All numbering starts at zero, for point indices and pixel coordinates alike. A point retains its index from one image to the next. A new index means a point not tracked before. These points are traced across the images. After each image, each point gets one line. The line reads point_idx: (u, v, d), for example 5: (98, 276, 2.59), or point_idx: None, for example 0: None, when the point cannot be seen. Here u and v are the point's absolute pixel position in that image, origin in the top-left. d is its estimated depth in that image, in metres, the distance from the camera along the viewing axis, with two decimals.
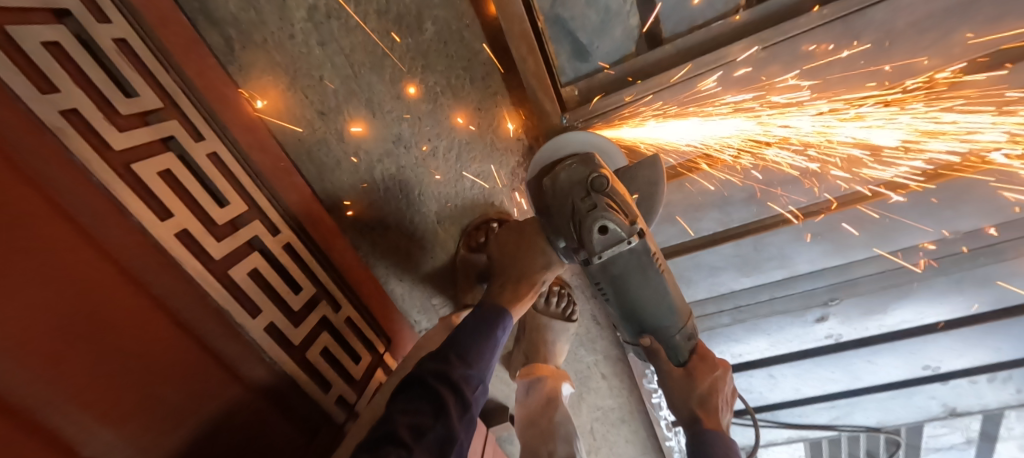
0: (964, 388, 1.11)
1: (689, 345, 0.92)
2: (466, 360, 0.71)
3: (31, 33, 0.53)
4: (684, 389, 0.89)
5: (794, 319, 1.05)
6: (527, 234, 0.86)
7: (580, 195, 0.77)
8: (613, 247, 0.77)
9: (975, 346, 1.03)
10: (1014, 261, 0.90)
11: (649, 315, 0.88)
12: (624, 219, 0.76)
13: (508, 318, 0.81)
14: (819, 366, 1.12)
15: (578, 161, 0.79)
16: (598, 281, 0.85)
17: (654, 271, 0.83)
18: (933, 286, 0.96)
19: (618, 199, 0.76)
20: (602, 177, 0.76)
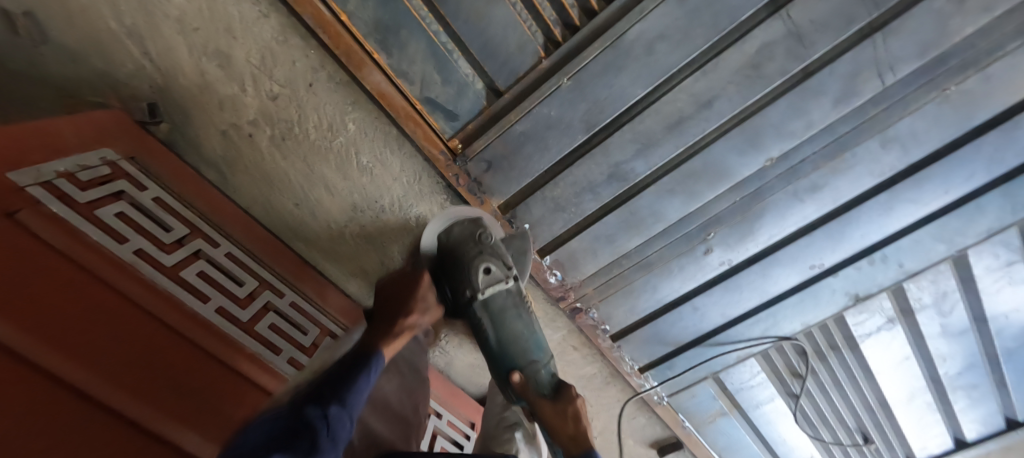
0: (855, 275, 1.29)
1: (554, 382, 1.08)
2: (338, 399, 0.67)
3: (106, 211, 0.88)
4: (556, 416, 1.01)
5: (688, 257, 1.26)
6: (416, 277, 0.96)
7: (471, 245, 1.05)
8: (493, 285, 1.03)
9: (839, 238, 1.24)
10: (826, 167, 1.13)
11: (522, 349, 1.06)
12: (502, 263, 1.05)
13: (380, 359, 0.78)
14: (729, 289, 1.31)
15: (469, 220, 1.11)
16: (481, 319, 1.04)
17: (522, 313, 1.08)
18: (778, 201, 1.18)
19: (499, 249, 1.07)
20: (487, 232, 1.08)
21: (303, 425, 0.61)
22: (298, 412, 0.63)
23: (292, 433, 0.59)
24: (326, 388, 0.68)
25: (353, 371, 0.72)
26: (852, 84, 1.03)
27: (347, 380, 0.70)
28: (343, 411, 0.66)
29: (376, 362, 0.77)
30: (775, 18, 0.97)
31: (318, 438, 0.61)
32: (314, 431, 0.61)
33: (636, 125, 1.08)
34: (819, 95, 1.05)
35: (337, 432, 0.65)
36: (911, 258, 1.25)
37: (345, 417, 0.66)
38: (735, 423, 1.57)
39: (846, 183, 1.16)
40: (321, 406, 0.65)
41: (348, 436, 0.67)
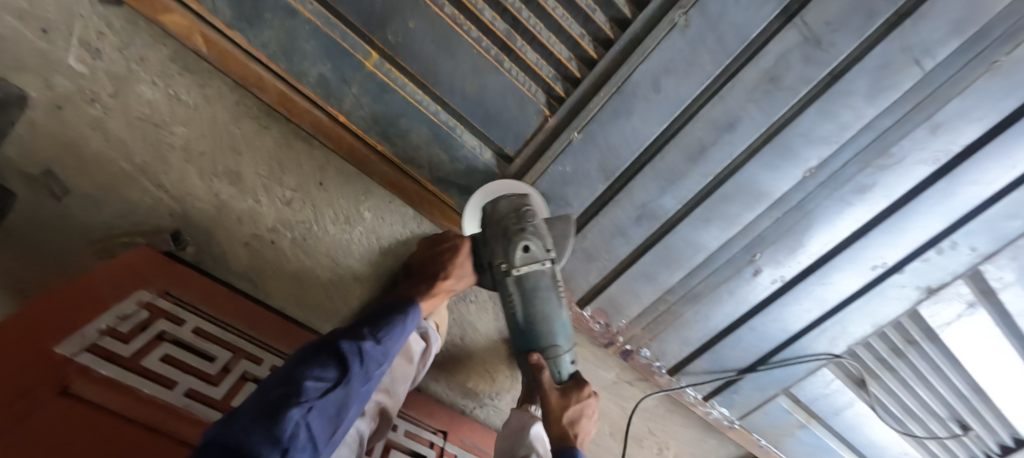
0: (924, 268, 1.19)
1: (569, 365, 1.12)
2: (375, 336, 0.83)
3: (151, 357, 0.83)
4: (558, 400, 1.09)
5: (737, 283, 1.18)
6: (461, 242, 1.01)
7: (511, 219, 0.95)
8: (529, 266, 0.96)
9: (901, 233, 1.13)
10: (874, 165, 1.04)
11: (547, 331, 1.06)
12: (543, 246, 0.97)
13: (416, 309, 0.94)
14: (786, 304, 1.23)
15: (517, 194, 1.00)
16: (511, 292, 1.01)
17: (556, 300, 1.03)
18: (826, 210, 1.10)
19: (541, 229, 0.97)
20: (532, 209, 0.95)
21: (341, 352, 0.77)
22: (337, 337, 0.80)
23: (325, 361, 0.75)
24: (363, 324, 0.85)
25: (389, 320, 0.87)
26: (885, 77, 0.95)
27: (381, 326, 0.85)
28: (375, 346, 0.82)
29: (411, 316, 0.91)
30: (788, 29, 0.91)
31: (353, 364, 0.77)
32: (348, 354, 0.77)
33: (659, 163, 1.03)
34: (851, 96, 0.97)
35: (369, 362, 0.80)
36: (983, 239, 1.15)
37: (376, 353, 0.82)
38: (817, 434, 1.47)
39: (898, 178, 1.06)
40: (360, 334, 0.82)
41: (381, 370, 0.83)
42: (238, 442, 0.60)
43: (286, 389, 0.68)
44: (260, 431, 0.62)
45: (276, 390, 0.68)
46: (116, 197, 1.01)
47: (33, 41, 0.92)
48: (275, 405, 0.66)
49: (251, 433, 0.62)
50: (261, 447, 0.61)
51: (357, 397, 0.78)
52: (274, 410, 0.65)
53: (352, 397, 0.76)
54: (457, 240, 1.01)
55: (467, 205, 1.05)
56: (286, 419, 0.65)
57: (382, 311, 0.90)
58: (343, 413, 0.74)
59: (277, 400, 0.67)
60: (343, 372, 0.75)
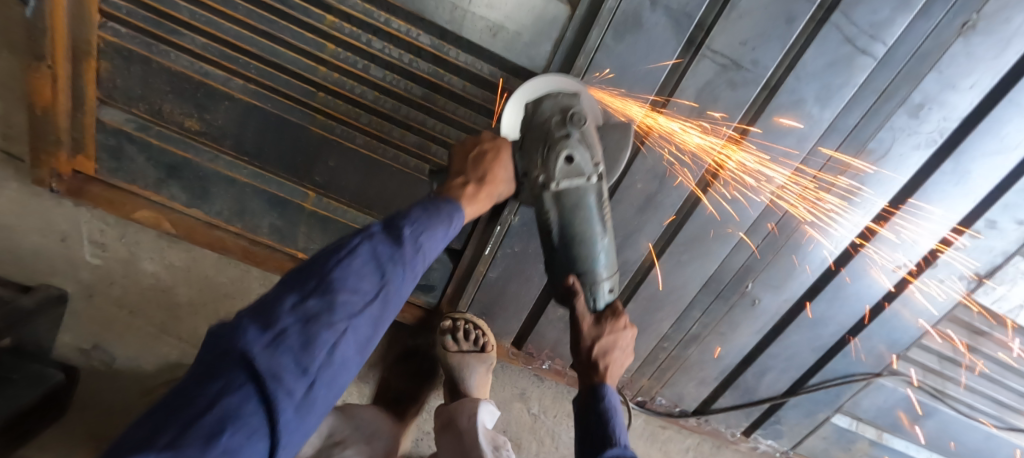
0: (963, 256, 1.01)
1: (609, 297, 0.89)
2: (418, 242, 0.65)
3: None
4: (592, 334, 0.85)
5: (739, 313, 1.08)
6: (501, 142, 0.83)
7: (558, 123, 0.80)
8: (571, 179, 0.80)
9: (916, 227, 0.99)
10: (852, 166, 0.92)
11: (587, 254, 0.85)
12: (589, 157, 0.81)
13: (461, 214, 0.76)
14: (809, 325, 1.10)
15: (566, 93, 0.83)
16: (547, 209, 0.83)
17: (599, 223, 0.85)
18: (814, 223, 0.98)
19: (589, 136, 0.81)
20: (581, 113, 0.80)
21: (377, 256, 0.60)
22: (370, 232, 0.62)
23: (358, 266, 0.57)
24: (404, 219, 0.66)
25: (431, 220, 0.69)
26: (835, 74, 0.83)
27: (423, 226, 0.67)
28: (416, 255, 0.65)
29: (453, 220, 0.73)
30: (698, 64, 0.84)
31: (391, 271, 0.61)
32: (382, 260, 0.60)
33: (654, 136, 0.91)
34: (799, 104, 0.86)
35: (408, 270, 0.64)
36: None
37: (415, 262, 0.65)
38: (892, 448, 1.33)
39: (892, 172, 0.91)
40: (398, 235, 0.64)
41: (421, 276, 0.67)
42: (257, 357, 0.46)
43: (315, 303, 0.53)
44: (284, 351, 0.48)
45: (304, 302, 0.52)
46: (150, 353, 1.16)
47: (55, 251, 1.10)
48: (299, 318, 0.51)
49: (272, 349, 0.48)
50: (284, 370, 0.47)
51: (397, 299, 0.62)
52: (300, 327, 0.50)
53: (388, 314, 0.61)
54: (496, 142, 0.83)
55: (512, 101, 0.85)
56: (315, 346, 0.51)
57: (429, 206, 0.72)
58: (379, 329, 0.60)
59: (301, 314, 0.51)
60: (379, 282, 0.59)
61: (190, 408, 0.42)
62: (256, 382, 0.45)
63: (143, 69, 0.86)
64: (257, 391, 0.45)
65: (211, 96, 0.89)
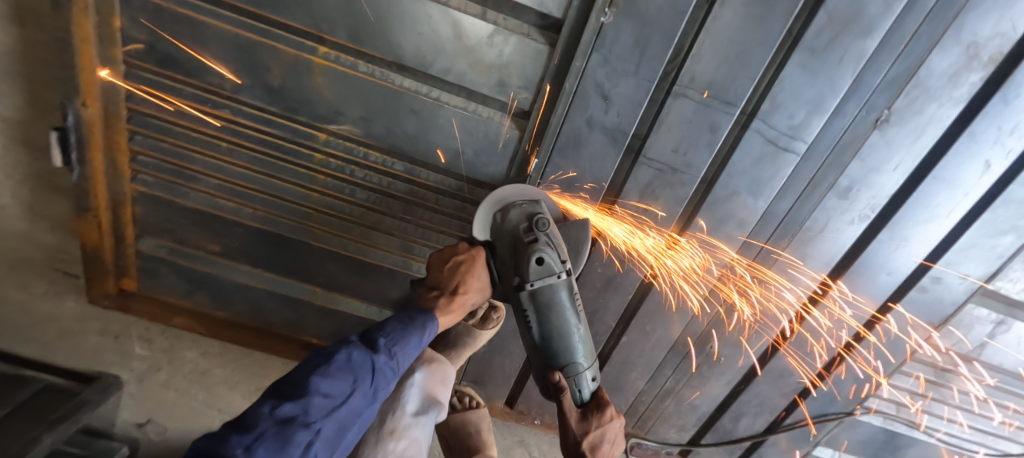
0: (916, 307, 1.08)
1: (591, 384, 0.97)
2: (391, 350, 0.76)
3: None
4: (580, 426, 0.95)
5: (705, 368, 1.19)
6: (472, 253, 0.92)
7: (524, 230, 0.89)
8: (545, 279, 0.87)
9: (865, 286, 1.06)
10: (790, 241, 1.02)
11: (565, 346, 0.92)
12: (557, 256, 0.89)
13: (431, 324, 0.83)
14: (773, 374, 1.19)
15: (528, 201, 0.93)
16: (524, 309, 0.90)
17: (574, 314, 0.92)
18: (764, 288, 1.08)
19: (554, 238, 0.89)
20: (545, 218, 0.90)
21: (353, 363, 0.70)
22: (349, 343, 0.73)
23: (334, 372, 0.67)
24: (379, 331, 0.77)
25: (405, 330, 0.79)
26: (762, 170, 0.93)
27: (398, 338, 0.77)
28: (388, 362, 0.75)
29: (427, 327, 0.83)
30: (637, 170, 0.96)
31: (364, 379, 0.71)
32: (357, 369, 0.70)
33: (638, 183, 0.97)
34: (733, 196, 0.96)
35: (379, 380, 0.74)
36: (972, 264, 1.01)
37: (388, 367, 0.75)
38: None
39: (828, 244, 1.01)
40: (374, 346, 0.75)
41: (391, 384, 0.76)
42: None
43: (291, 408, 0.62)
44: (262, 450, 0.57)
45: (280, 409, 0.62)
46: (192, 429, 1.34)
47: (107, 346, 1.28)
48: (276, 422, 0.60)
49: (249, 453, 0.56)
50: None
51: (366, 415, 0.71)
52: (275, 429, 0.60)
53: (357, 418, 0.70)
54: (471, 252, 0.92)
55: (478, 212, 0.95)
56: (290, 445, 0.60)
57: (405, 317, 0.83)
58: (350, 435, 0.69)
59: (277, 419, 0.61)
60: (352, 390, 0.68)
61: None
62: None
63: (168, 208, 1.03)
64: None
65: (226, 225, 1.06)
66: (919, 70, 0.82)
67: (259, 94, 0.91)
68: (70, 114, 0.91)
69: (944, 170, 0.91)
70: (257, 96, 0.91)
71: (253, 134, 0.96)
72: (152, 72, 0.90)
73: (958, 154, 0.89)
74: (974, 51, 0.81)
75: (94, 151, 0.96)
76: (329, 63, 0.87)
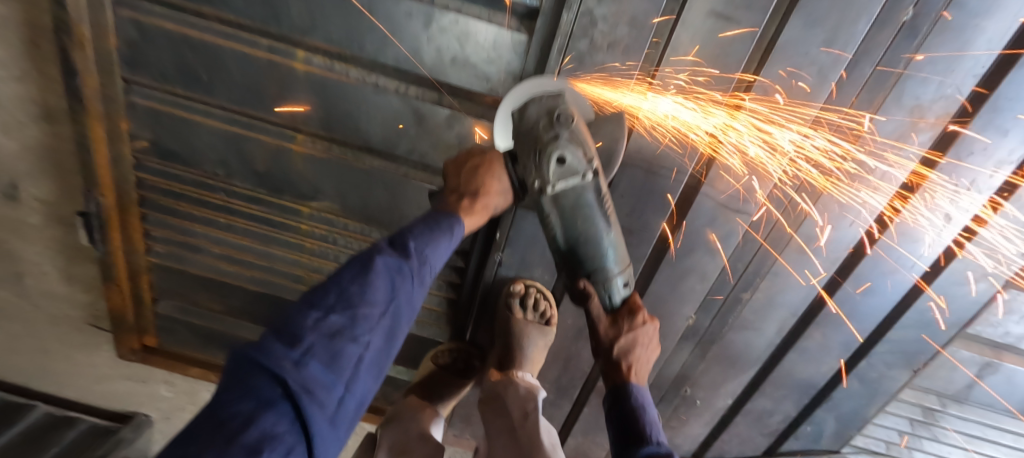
0: (893, 354, 1.06)
1: (625, 289, 0.87)
2: (427, 250, 0.71)
3: None
4: (609, 334, 0.91)
5: (679, 410, 1.21)
6: (488, 154, 0.81)
7: (545, 123, 0.74)
8: (566, 180, 0.75)
9: (837, 336, 1.05)
10: (754, 295, 1.03)
11: (595, 251, 0.81)
12: (582, 154, 0.74)
13: (460, 227, 0.78)
14: (750, 416, 1.20)
15: (549, 94, 0.77)
16: (547, 214, 0.79)
17: (603, 217, 0.80)
18: (732, 340, 1.08)
19: (580, 134, 0.74)
20: (568, 112, 0.74)
21: (389, 268, 0.66)
22: (382, 247, 0.68)
23: (372, 279, 0.63)
24: (410, 233, 0.72)
25: (436, 231, 0.74)
26: (716, 230, 0.96)
27: (430, 238, 0.72)
28: (423, 265, 0.71)
29: (457, 229, 0.78)
30: None
31: (401, 282, 0.67)
32: (394, 274, 0.66)
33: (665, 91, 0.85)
34: (690, 252, 0.99)
35: (416, 282, 0.70)
36: (946, 313, 0.99)
37: (424, 271, 0.71)
38: None
39: (792, 296, 1.01)
40: (408, 247, 0.70)
41: (426, 283, 0.73)
42: (286, 373, 0.51)
43: (337, 319, 0.59)
44: (311, 364, 0.54)
45: (324, 320, 0.58)
46: None
47: (139, 388, 1.45)
48: (322, 334, 0.57)
49: (301, 366, 0.53)
50: (312, 383, 0.53)
51: (404, 317, 0.69)
52: (322, 343, 0.56)
53: (399, 318, 0.67)
54: (485, 155, 0.81)
55: (499, 113, 0.83)
56: (340, 358, 0.57)
57: (431, 219, 0.77)
58: (393, 337, 0.68)
59: (323, 330, 0.57)
60: (390, 295, 0.65)
61: (240, 418, 0.47)
62: (290, 398, 0.51)
63: (179, 275, 1.18)
64: (285, 393, 0.51)
65: (229, 288, 1.19)
66: (865, 131, 0.85)
67: (249, 178, 1.02)
68: (92, 204, 1.04)
69: (906, 222, 0.92)
70: (247, 182, 1.03)
71: (247, 209, 1.07)
72: (159, 165, 1.03)
73: (917, 208, 0.90)
74: (921, 112, 0.82)
75: (114, 233, 1.09)
76: (307, 149, 0.98)
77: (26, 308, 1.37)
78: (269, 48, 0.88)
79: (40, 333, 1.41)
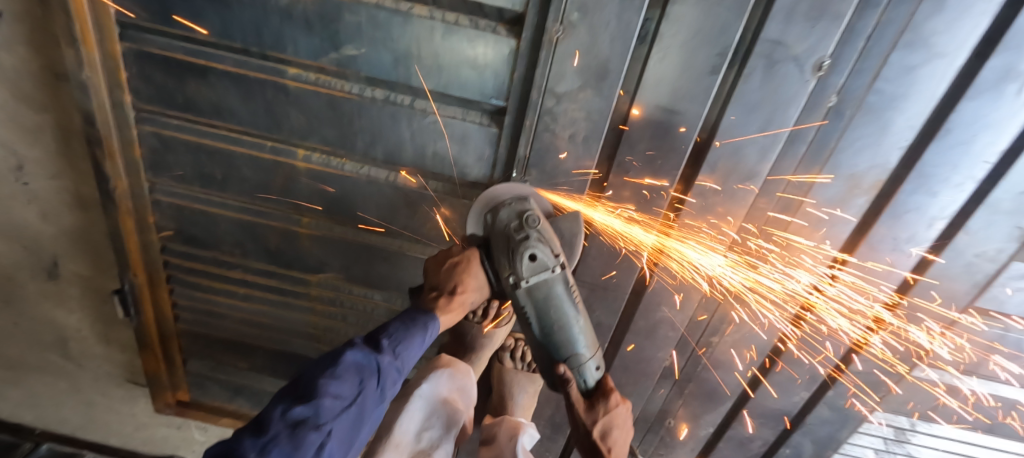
0: (856, 387, 1.15)
1: (597, 373, 0.92)
2: (396, 350, 0.79)
3: None
4: (589, 415, 0.89)
5: (663, 437, 1.33)
6: (464, 254, 0.90)
7: (514, 227, 0.87)
8: (540, 274, 0.84)
9: (802, 372, 1.15)
10: (723, 337, 1.13)
11: (567, 339, 0.87)
12: (550, 251, 0.85)
13: (434, 323, 0.86)
14: (729, 443, 1.30)
15: (518, 199, 0.90)
16: (523, 307, 0.86)
17: (574, 307, 0.87)
18: (705, 376, 1.19)
19: (546, 233, 0.87)
20: (536, 214, 0.88)
21: (359, 364, 0.72)
22: (355, 343, 0.75)
23: (342, 373, 0.69)
24: (385, 331, 0.80)
25: (410, 330, 0.82)
26: (682, 284, 1.06)
27: (401, 338, 0.80)
28: (394, 362, 0.78)
29: (431, 326, 0.85)
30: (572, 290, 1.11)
31: (370, 378, 0.73)
32: (364, 370, 0.73)
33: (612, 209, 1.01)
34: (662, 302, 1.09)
35: (385, 381, 0.76)
36: (899, 347, 1.08)
37: (394, 367, 0.78)
38: None
39: (758, 338, 1.11)
40: (380, 346, 0.78)
41: (397, 381, 0.79)
42: None
43: (304, 410, 0.63)
44: (271, 455, 0.58)
45: (292, 411, 0.63)
46: None
47: (176, 433, 1.60)
48: (288, 425, 0.61)
49: (264, 454, 0.58)
50: None
51: (373, 415, 0.74)
52: (287, 433, 0.61)
53: (365, 418, 0.72)
54: (464, 253, 0.91)
55: (470, 215, 0.95)
56: (303, 446, 0.61)
57: (408, 317, 0.85)
58: (359, 432, 0.71)
59: (289, 422, 0.62)
60: (358, 392, 0.70)
61: None
62: None
63: (204, 339, 1.32)
64: None
65: (250, 348, 1.33)
66: (807, 198, 0.94)
67: (263, 256, 1.15)
68: (126, 282, 1.16)
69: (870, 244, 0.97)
70: (261, 258, 1.16)
71: (264, 281, 1.20)
72: (182, 248, 1.16)
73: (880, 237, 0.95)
74: (856, 181, 0.90)
75: (145, 305, 1.22)
76: (313, 230, 1.10)
77: (68, 368, 1.51)
78: (274, 149, 1.01)
79: (83, 388, 1.56)
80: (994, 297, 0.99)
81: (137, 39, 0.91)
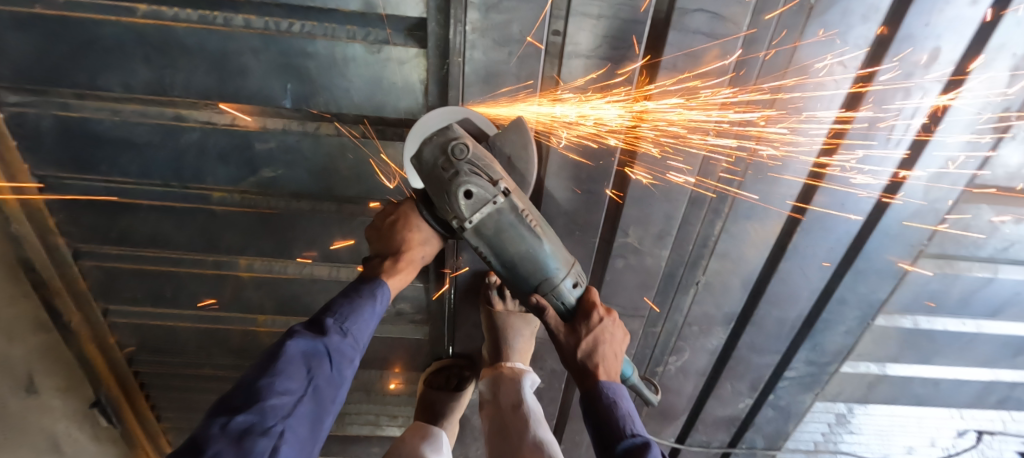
0: (796, 389, 1.24)
1: (574, 292, 0.85)
2: (345, 327, 0.74)
3: None
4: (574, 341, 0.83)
5: None
6: (400, 210, 0.84)
7: (444, 164, 0.74)
8: (481, 209, 0.74)
9: (744, 383, 1.24)
10: (667, 364, 1.21)
11: (531, 267, 0.80)
12: (487, 181, 0.74)
13: (382, 288, 0.79)
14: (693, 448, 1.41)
15: (440, 131, 0.76)
16: (477, 247, 0.79)
17: (530, 231, 0.78)
18: (658, 396, 1.29)
19: (480, 160, 0.75)
20: (461, 143, 0.74)
21: (303, 352, 0.68)
22: (296, 332, 0.70)
23: (285, 369, 0.65)
24: (327, 312, 0.74)
25: (354, 304, 0.76)
26: (619, 329, 1.14)
27: (348, 312, 0.75)
28: (343, 340, 0.73)
29: (379, 294, 0.79)
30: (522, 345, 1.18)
31: (318, 363, 0.69)
32: (309, 356, 0.68)
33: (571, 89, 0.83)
34: None
35: (339, 360, 0.72)
36: (827, 354, 1.17)
37: (348, 343, 0.73)
38: None
39: (698, 360, 1.20)
40: (323, 328, 0.72)
41: (355, 357, 0.75)
42: None
43: (246, 418, 0.59)
44: None
45: (233, 421, 0.59)
46: None
47: None
48: (231, 437, 0.57)
49: None
50: None
51: (332, 399, 0.70)
52: (230, 445, 0.57)
53: (322, 401, 0.68)
54: (400, 208, 0.84)
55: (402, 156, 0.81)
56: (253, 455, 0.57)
57: (351, 290, 0.79)
58: (319, 420, 0.68)
59: (232, 434, 0.58)
60: (308, 381, 0.67)
61: None
62: None
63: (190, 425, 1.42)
64: None
65: None
66: (718, 243, 1.00)
67: (228, 354, 1.24)
68: (101, 395, 1.25)
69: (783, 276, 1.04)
70: (228, 356, 1.25)
71: (235, 374, 1.29)
72: (151, 356, 1.24)
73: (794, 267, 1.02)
74: (758, 227, 0.97)
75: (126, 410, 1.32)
76: (269, 327, 1.18)
77: None
78: (215, 263, 1.06)
79: None
80: (898, 298, 1.10)
81: (57, 187, 0.93)
